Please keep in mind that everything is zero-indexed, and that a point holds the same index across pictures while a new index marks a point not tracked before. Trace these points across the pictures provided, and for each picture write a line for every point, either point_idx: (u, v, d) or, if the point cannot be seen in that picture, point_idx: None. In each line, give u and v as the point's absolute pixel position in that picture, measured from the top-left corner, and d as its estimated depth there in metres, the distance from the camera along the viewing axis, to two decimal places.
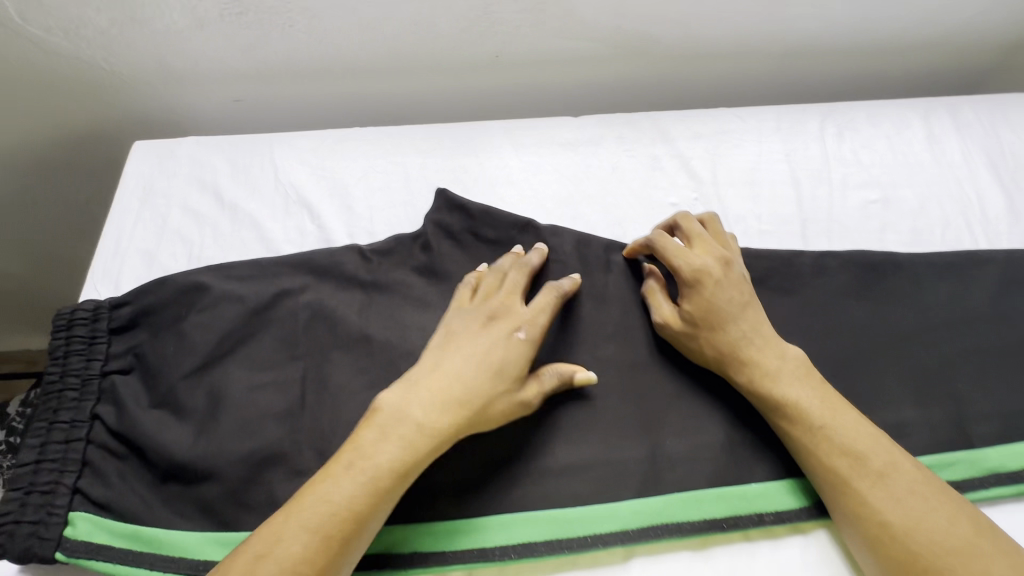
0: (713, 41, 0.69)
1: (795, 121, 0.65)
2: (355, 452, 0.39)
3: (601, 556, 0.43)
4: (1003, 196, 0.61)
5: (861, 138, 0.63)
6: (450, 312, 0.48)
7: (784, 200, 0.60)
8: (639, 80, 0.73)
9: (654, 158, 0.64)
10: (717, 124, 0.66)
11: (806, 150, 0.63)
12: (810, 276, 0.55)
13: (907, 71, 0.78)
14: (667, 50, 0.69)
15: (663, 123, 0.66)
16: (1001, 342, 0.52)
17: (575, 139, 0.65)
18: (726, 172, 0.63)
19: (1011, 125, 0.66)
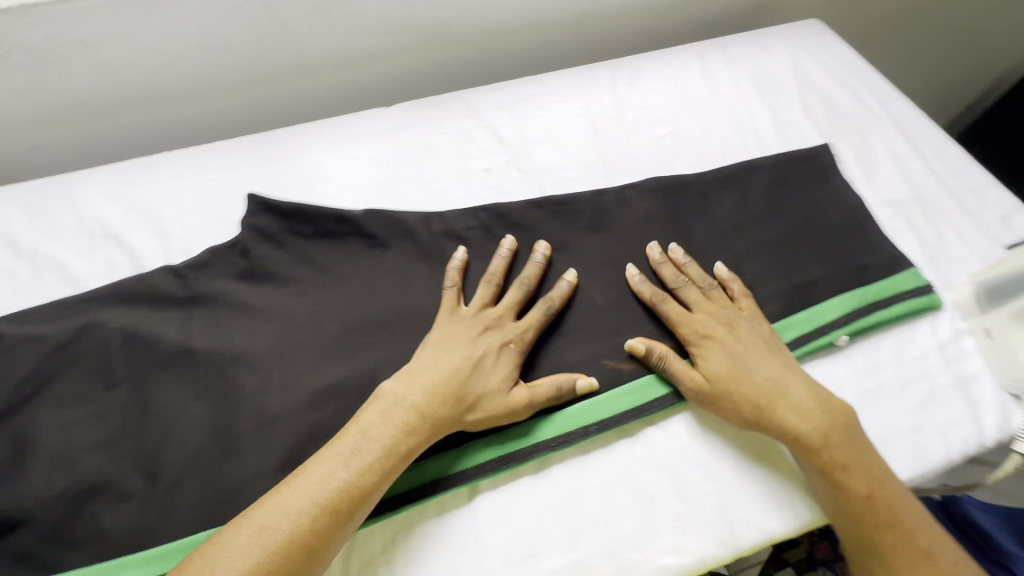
0: (508, 19, 0.71)
1: (587, 79, 0.70)
2: (348, 448, 0.40)
3: (447, 501, 0.45)
4: (771, 112, 0.68)
5: (645, 86, 0.70)
6: (447, 323, 0.49)
7: (585, 147, 0.64)
8: (447, 65, 0.75)
9: (466, 132, 0.65)
10: (519, 90, 0.69)
11: (599, 102, 0.69)
12: (615, 208, 0.59)
13: (704, 19, 0.83)
14: (467, 33, 0.71)
15: (470, 98, 0.68)
16: (783, 232, 0.58)
17: (387, 127, 0.65)
18: (532, 136, 0.65)
19: (773, 55, 0.74)
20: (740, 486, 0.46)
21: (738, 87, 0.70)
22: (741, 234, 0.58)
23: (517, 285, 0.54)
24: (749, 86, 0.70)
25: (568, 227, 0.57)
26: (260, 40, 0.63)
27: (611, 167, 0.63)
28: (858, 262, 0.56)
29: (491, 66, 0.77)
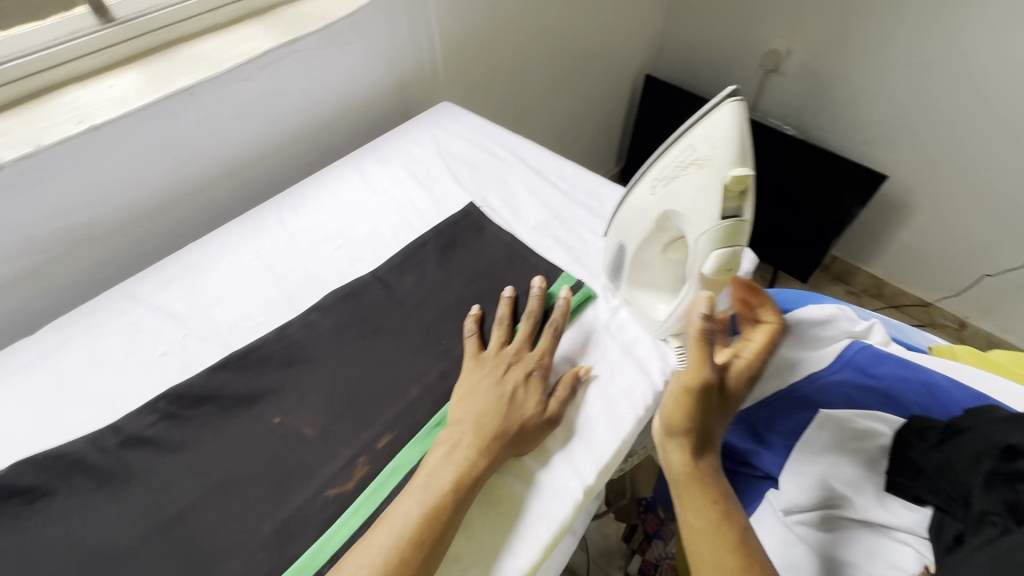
0: (141, 199, 0.70)
1: (248, 225, 0.72)
2: (421, 492, 0.47)
3: None
4: (425, 191, 0.77)
5: (308, 210, 0.74)
6: (483, 364, 0.56)
7: (268, 288, 0.65)
8: (99, 261, 0.71)
9: (130, 323, 0.61)
10: (186, 259, 0.68)
11: (268, 240, 0.70)
12: (304, 334, 0.60)
13: (354, 133, 0.92)
14: (101, 226, 0.68)
15: (128, 289, 0.65)
16: (461, 289, 0.65)
17: (33, 357, 0.58)
18: (211, 301, 0.64)
19: (414, 143, 0.85)
20: (484, 549, 0.47)
21: (395, 179, 0.79)
22: (426, 307, 0.63)
23: (220, 460, 0.51)
24: (404, 174, 0.79)
25: (259, 375, 0.57)
26: None
27: (298, 297, 0.65)
28: (526, 286, 0.64)
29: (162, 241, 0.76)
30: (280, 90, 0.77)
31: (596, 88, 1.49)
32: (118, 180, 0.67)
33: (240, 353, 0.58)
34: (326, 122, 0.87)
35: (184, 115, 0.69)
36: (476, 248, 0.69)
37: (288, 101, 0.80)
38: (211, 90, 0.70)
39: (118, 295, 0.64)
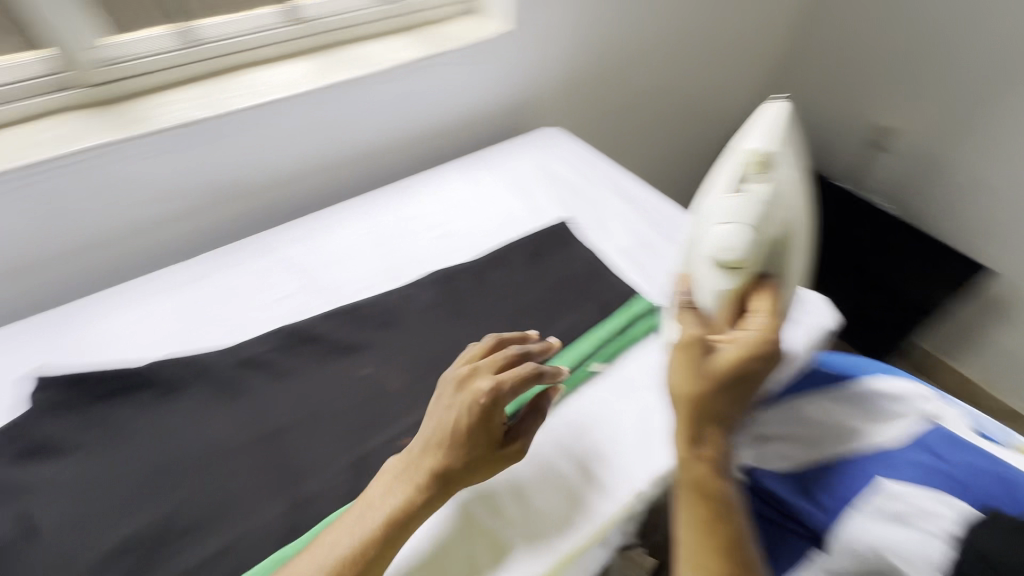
0: (285, 167, 0.82)
1: (368, 205, 0.81)
2: (352, 525, 0.43)
3: None
4: (526, 203, 0.84)
5: (422, 200, 0.83)
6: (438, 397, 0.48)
7: (375, 263, 0.73)
8: (239, 212, 0.82)
9: (262, 268, 0.71)
10: (314, 224, 0.78)
11: (383, 220, 0.80)
12: (403, 305, 0.67)
13: (456, 140, 0.99)
14: (248, 181, 0.80)
15: (266, 241, 0.75)
16: (546, 294, 0.70)
17: (186, 278, 0.69)
18: (327, 263, 0.73)
19: (521, 158, 0.92)
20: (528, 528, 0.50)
21: (496, 187, 0.86)
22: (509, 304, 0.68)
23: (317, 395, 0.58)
24: (506, 184, 0.87)
25: (361, 331, 0.64)
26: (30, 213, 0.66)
27: (398, 273, 0.72)
28: (604, 303, 0.69)
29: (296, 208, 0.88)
30: (412, 98, 0.87)
31: (693, 134, 1.50)
32: (274, 148, 0.79)
33: (345, 310, 0.66)
34: (439, 126, 0.94)
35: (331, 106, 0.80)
36: (561, 263, 0.74)
37: (416, 103, 0.89)
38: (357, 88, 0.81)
39: (252, 245, 0.75)
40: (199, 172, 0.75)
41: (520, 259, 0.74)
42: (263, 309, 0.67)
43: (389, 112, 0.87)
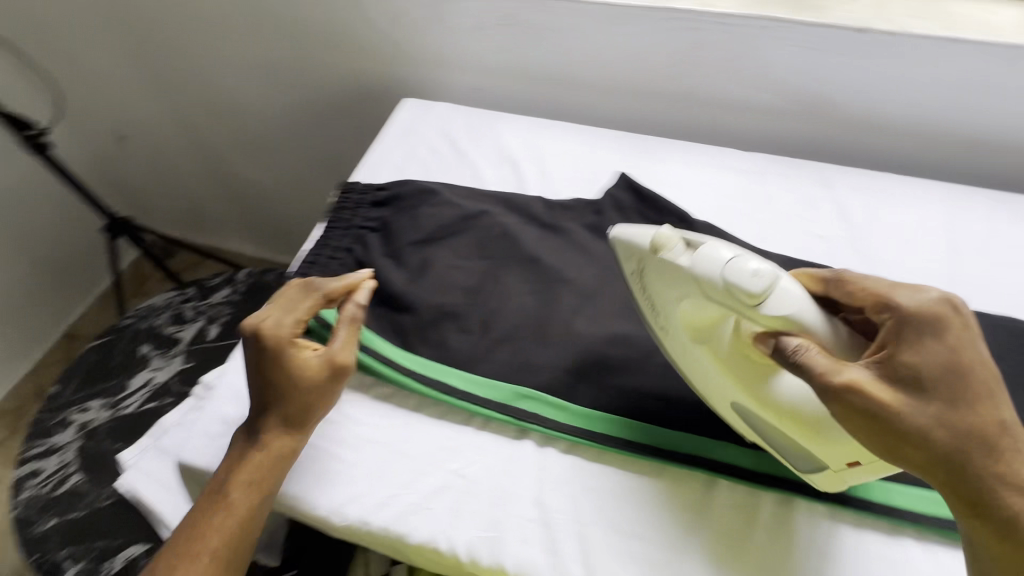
0: (596, 75, 0.89)
1: (640, 146, 0.82)
2: (243, 472, 0.51)
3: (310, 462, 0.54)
4: (808, 233, 0.72)
5: (697, 164, 0.79)
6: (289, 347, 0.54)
7: (524, 161, 0.82)
8: (550, 101, 0.95)
9: (502, 164, 0.81)
10: (570, 145, 0.83)
11: (642, 166, 0.79)
12: (595, 259, 0.68)
13: (900, 143, 0.82)
14: (566, 78, 0.91)
15: (537, 147, 0.83)
16: None
17: (469, 144, 0.84)
18: (493, 150, 0.83)
19: (891, 196, 0.75)
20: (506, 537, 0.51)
21: (679, 146, 0.82)
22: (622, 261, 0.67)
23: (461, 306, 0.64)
24: (691, 151, 0.81)
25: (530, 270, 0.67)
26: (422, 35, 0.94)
27: (538, 184, 0.79)
28: None
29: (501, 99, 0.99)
30: (625, 38, 0.83)
31: None
32: (592, 56, 0.86)
33: (487, 192, 0.74)
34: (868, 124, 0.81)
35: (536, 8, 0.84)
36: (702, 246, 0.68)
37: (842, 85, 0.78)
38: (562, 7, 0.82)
39: (451, 110, 0.90)
40: (536, 58, 0.90)
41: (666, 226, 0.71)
42: (431, 164, 0.82)
43: (594, 38, 0.84)
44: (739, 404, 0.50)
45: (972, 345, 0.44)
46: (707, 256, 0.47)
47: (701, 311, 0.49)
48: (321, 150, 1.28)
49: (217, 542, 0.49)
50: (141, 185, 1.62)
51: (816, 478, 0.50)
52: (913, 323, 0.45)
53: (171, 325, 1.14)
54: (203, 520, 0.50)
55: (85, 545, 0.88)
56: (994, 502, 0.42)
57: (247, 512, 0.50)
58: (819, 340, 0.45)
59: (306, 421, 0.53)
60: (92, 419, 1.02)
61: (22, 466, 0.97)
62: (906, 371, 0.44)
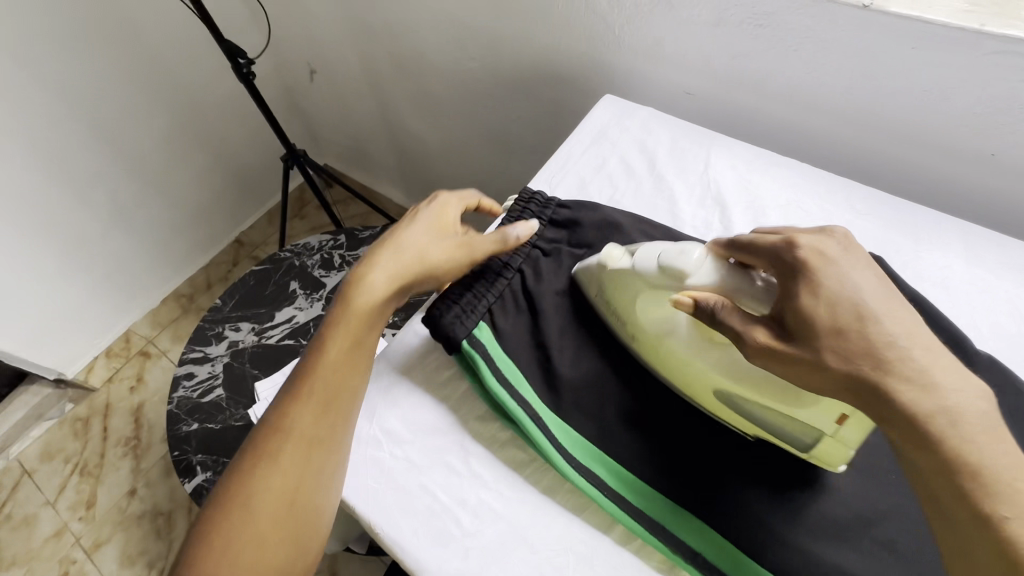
0: (857, 107, 0.69)
1: (899, 218, 0.63)
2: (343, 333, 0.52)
3: (437, 525, 0.49)
4: None
5: (980, 257, 0.59)
6: (428, 227, 0.58)
7: (735, 204, 0.67)
8: (780, 122, 0.77)
9: (712, 204, 0.67)
10: (803, 194, 0.66)
11: (897, 247, 0.61)
12: None
13: None
14: (814, 102, 0.72)
15: (755, 186, 0.68)
16: None
17: (674, 168, 0.71)
18: (698, 182, 0.69)
19: None
20: None
21: (958, 225, 0.62)
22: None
23: (637, 406, 0.54)
24: (976, 239, 0.60)
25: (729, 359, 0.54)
26: (643, 26, 0.79)
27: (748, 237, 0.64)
28: None
29: (717, 108, 0.82)
30: (926, 69, 0.62)
31: None
32: (859, 84, 0.67)
33: (683, 239, 0.63)
34: None
35: (808, 13, 0.65)
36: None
37: None
38: (849, 16, 0.62)
39: (655, 119, 0.76)
40: (781, 76, 0.72)
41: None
42: (620, 185, 0.70)
43: (878, 62, 0.64)
44: (726, 393, 0.50)
45: (849, 274, 0.42)
46: (643, 258, 0.51)
47: (655, 305, 0.52)
48: (492, 122, 1.20)
49: (340, 350, 0.52)
50: (320, 116, 1.69)
51: (825, 453, 0.48)
52: (823, 277, 0.43)
53: (320, 269, 1.19)
54: (329, 329, 0.52)
55: (215, 458, 0.97)
56: (938, 424, 0.38)
57: (364, 321, 0.53)
58: (736, 300, 0.47)
59: (432, 254, 0.56)
60: (240, 340, 1.11)
61: (181, 366, 1.09)
62: (822, 310, 0.41)
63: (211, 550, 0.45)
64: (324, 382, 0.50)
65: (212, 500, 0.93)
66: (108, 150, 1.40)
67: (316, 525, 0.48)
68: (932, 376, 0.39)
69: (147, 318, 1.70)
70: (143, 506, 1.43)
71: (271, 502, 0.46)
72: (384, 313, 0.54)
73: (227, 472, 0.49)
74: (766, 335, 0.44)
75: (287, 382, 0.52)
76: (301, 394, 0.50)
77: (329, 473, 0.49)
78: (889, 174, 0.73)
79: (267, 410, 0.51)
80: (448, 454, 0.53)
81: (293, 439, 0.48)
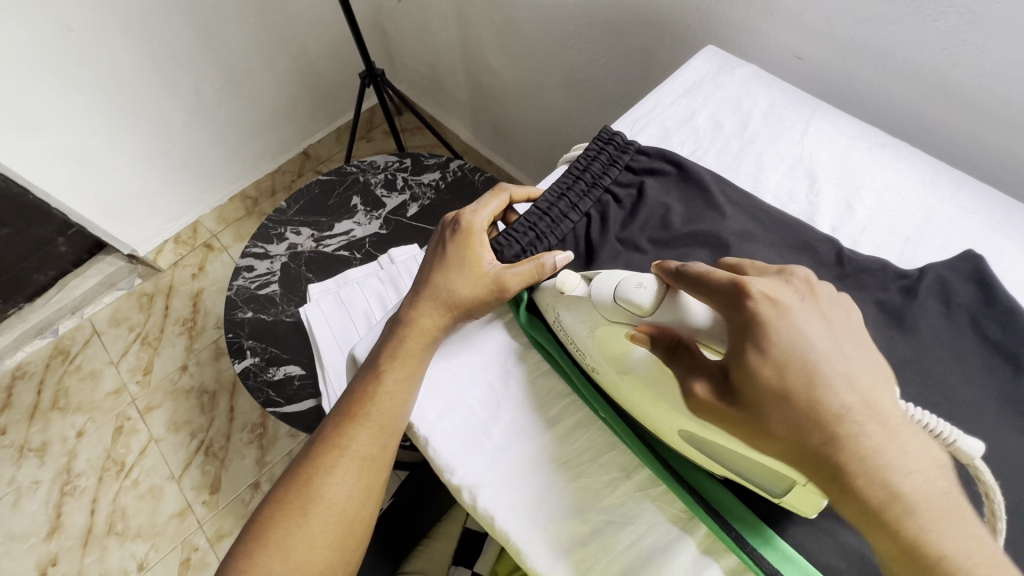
0: (990, 95, 0.62)
1: (1011, 223, 0.57)
2: (396, 396, 0.52)
3: (472, 429, 0.52)
4: None
5: None
6: (456, 270, 0.55)
7: (827, 179, 0.63)
8: (894, 101, 0.71)
9: (802, 173, 0.64)
10: (905, 179, 0.61)
11: (1001, 253, 0.56)
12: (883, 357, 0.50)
13: None
14: (939, 83, 0.66)
15: (855, 163, 0.63)
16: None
17: (770, 131, 0.67)
18: (790, 151, 0.65)
19: None
20: None
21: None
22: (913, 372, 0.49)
23: None
24: None
25: None
26: None
27: (834, 216, 0.60)
28: None
29: (827, 77, 0.76)
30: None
31: None
32: (996, 70, 0.60)
33: (763, 207, 0.59)
34: None
35: None
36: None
37: None
38: None
39: (757, 78, 0.71)
40: (908, 50, 0.66)
41: (1002, 353, 0.49)
42: (705, 140, 0.67)
43: None
44: (688, 434, 0.44)
45: (797, 324, 0.37)
46: (598, 290, 0.47)
47: (612, 339, 0.47)
48: (576, 66, 1.16)
49: (395, 377, 0.53)
50: (400, 39, 1.68)
51: (796, 501, 0.43)
52: (769, 334, 0.37)
53: (382, 189, 1.21)
54: (384, 356, 0.54)
55: (263, 346, 1.04)
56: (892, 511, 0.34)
57: (414, 356, 0.54)
58: (689, 338, 0.41)
59: (465, 289, 0.55)
60: (299, 244, 1.16)
61: (243, 258, 1.15)
62: (769, 372, 0.36)
63: (268, 546, 0.49)
64: (379, 408, 0.52)
65: (256, 383, 1.00)
66: (199, 42, 1.43)
67: (366, 527, 0.52)
68: (885, 455, 0.35)
69: (214, 213, 1.80)
70: (192, 383, 1.56)
71: (326, 513, 0.50)
72: (431, 340, 0.55)
73: (285, 473, 0.53)
74: (709, 389, 0.39)
75: (341, 400, 0.55)
76: (356, 425, 0.52)
77: (376, 491, 0.52)
78: (1009, 175, 0.66)
79: (324, 420, 0.54)
80: (492, 372, 0.55)
81: (347, 457, 0.51)
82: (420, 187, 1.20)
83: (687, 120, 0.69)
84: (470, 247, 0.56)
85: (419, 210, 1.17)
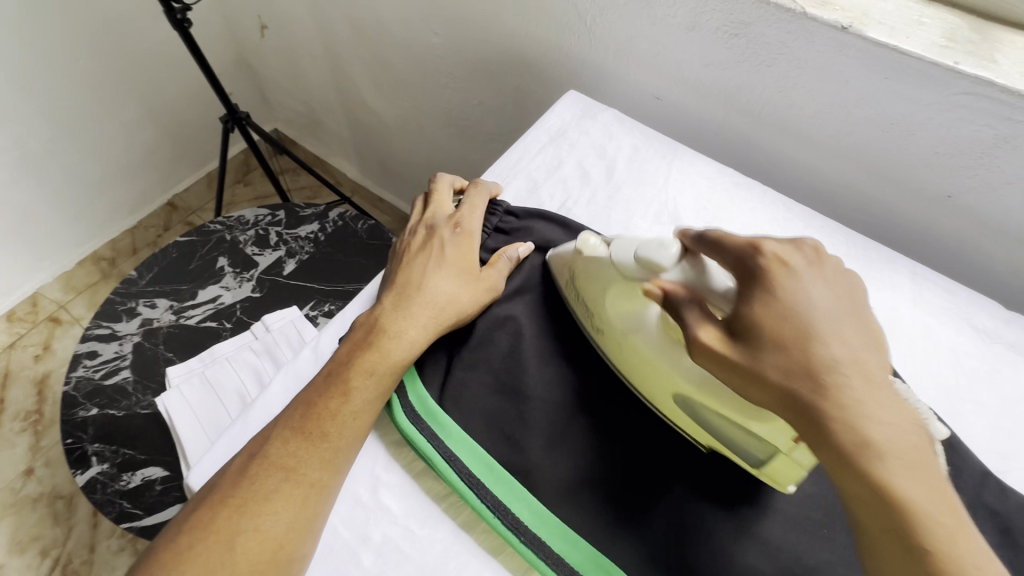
0: (823, 133, 0.67)
1: (854, 256, 0.61)
2: (278, 525, 0.42)
3: (335, 558, 0.44)
4: None
5: (922, 297, 0.59)
6: (410, 318, 0.52)
7: (692, 224, 0.63)
8: (743, 141, 0.75)
9: (670, 218, 0.64)
10: (761, 219, 0.63)
11: None
12: None
13: None
14: (779, 120, 0.69)
15: (714, 206, 0.64)
16: None
17: (636, 177, 0.66)
18: (655, 197, 0.65)
19: None
20: None
21: (907, 266, 0.61)
22: None
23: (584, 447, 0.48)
24: (923, 281, 0.60)
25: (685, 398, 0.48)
26: (619, 23, 0.74)
27: None
28: None
29: (683, 116, 0.78)
30: (896, 102, 0.59)
31: None
32: (825, 109, 0.65)
33: None
34: None
35: (785, 28, 0.61)
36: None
37: None
38: (826, 37, 0.59)
39: (619, 122, 0.71)
40: (746, 92, 0.69)
41: None
42: (573, 191, 0.66)
43: (849, 86, 0.61)
44: (686, 399, 0.46)
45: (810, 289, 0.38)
46: (621, 250, 0.47)
47: (624, 300, 0.48)
48: (452, 106, 1.13)
49: (285, 496, 0.43)
50: (269, 77, 1.56)
51: (777, 471, 0.44)
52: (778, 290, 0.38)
53: (253, 246, 1.09)
54: (270, 465, 0.44)
55: (114, 449, 0.88)
56: (895, 484, 0.33)
57: (303, 475, 0.44)
58: (701, 298, 0.41)
59: (422, 333, 0.51)
60: (155, 319, 1.01)
61: (83, 343, 0.97)
62: (772, 314, 0.38)
63: None
64: (254, 540, 0.41)
65: (106, 496, 0.84)
66: (16, 91, 1.22)
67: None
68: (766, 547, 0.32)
69: (58, 281, 1.54)
70: (40, 489, 1.31)
71: (256, 547, 0.41)
72: (318, 463, 0.45)
73: None
74: (714, 333, 0.39)
75: (198, 519, 0.42)
76: (214, 565, 0.40)
77: None
78: (849, 205, 0.71)
79: (173, 545, 0.42)
80: (357, 483, 0.48)
81: (294, 481, 0.44)
82: (296, 240, 1.09)
83: (554, 170, 0.67)
84: (422, 291, 0.53)
85: (297, 267, 1.06)
